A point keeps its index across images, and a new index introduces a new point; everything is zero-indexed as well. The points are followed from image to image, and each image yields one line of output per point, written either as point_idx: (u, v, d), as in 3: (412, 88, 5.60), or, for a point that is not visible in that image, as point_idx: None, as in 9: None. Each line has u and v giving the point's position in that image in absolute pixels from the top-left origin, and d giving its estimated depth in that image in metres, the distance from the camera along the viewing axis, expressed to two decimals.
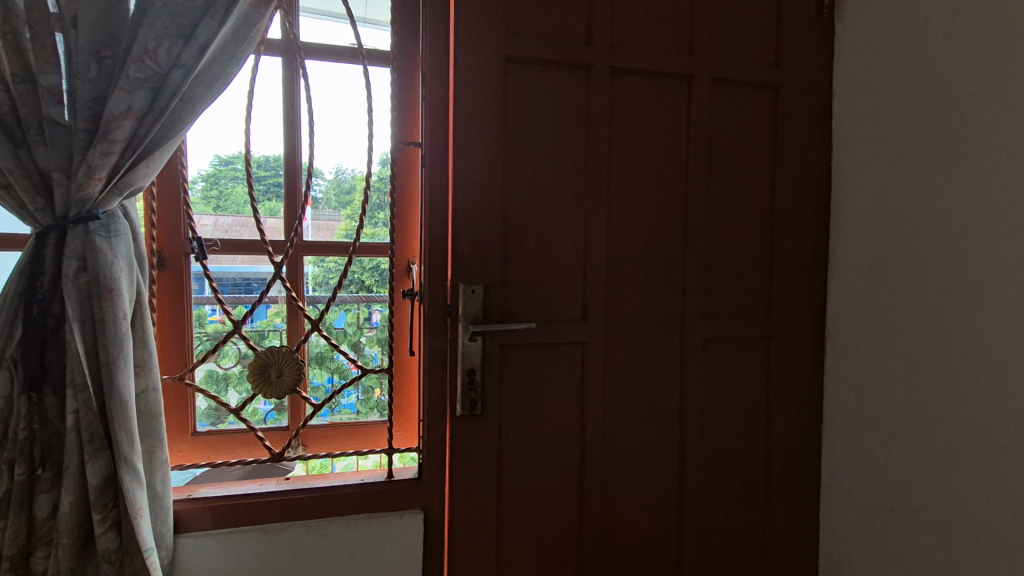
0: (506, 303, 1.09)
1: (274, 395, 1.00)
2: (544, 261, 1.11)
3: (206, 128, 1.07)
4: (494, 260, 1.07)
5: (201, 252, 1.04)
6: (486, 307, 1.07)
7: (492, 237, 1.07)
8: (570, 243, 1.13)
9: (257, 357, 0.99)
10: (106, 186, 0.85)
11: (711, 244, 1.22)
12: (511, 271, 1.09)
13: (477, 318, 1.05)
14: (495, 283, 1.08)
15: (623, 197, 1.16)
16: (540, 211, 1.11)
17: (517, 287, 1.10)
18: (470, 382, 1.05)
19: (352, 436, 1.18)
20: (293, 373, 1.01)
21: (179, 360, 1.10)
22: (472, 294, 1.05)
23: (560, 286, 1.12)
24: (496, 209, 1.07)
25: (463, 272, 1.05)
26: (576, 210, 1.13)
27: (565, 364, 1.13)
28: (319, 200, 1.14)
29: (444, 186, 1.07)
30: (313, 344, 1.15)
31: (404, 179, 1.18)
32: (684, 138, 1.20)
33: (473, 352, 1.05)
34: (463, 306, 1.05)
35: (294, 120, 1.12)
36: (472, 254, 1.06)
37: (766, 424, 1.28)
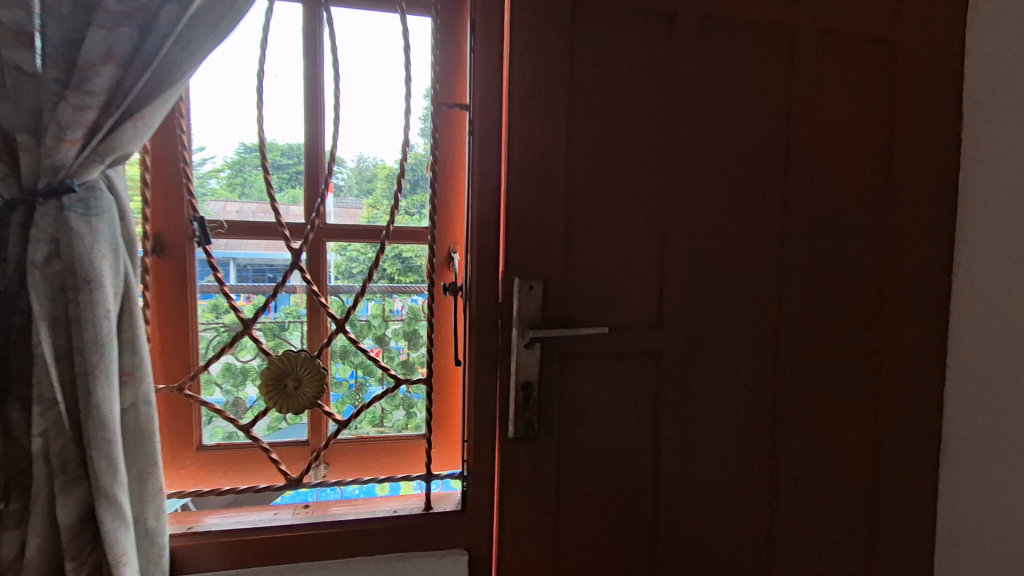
0: (568, 303, 0.89)
1: (289, 410, 0.83)
2: (614, 254, 0.91)
3: (219, 102, 0.91)
4: (555, 252, 0.88)
5: (204, 237, 0.84)
6: (544, 306, 0.88)
7: (553, 223, 0.88)
8: (646, 232, 0.93)
9: (272, 365, 0.81)
10: (84, 151, 0.68)
11: (813, 235, 1.01)
12: (574, 265, 0.90)
13: (534, 321, 0.87)
14: (556, 279, 0.88)
15: (710, 176, 0.95)
16: (610, 192, 0.91)
17: (582, 284, 0.90)
18: (525, 399, 0.87)
19: (385, 455, 1.02)
20: (313, 384, 0.83)
21: (180, 361, 0.94)
22: (528, 291, 0.86)
23: (633, 284, 0.93)
24: (558, 189, 0.88)
25: (517, 265, 0.87)
26: (654, 192, 0.93)
27: (637, 378, 0.94)
28: (343, 186, 0.97)
29: (495, 163, 0.88)
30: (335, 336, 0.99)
31: (445, 157, 0.99)
32: (784, 106, 0.98)
33: (529, 362, 0.87)
34: (517, 304, 0.86)
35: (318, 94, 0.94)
36: (528, 243, 0.87)
37: (873, 451, 1.07)
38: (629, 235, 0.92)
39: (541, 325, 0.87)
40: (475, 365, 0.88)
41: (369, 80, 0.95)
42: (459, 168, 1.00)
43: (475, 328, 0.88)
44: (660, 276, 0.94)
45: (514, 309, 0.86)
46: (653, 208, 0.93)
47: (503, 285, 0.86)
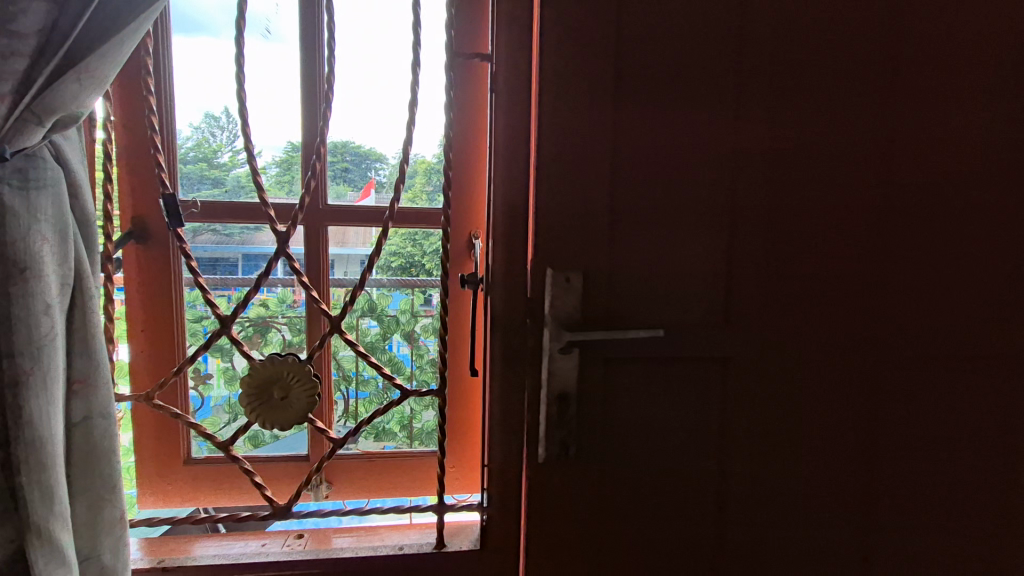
0: (617, 300, 0.71)
1: (275, 427, 0.69)
2: (678, 240, 0.72)
3: (198, 78, 0.83)
4: (600, 237, 0.70)
5: (174, 216, 0.67)
6: (585, 303, 0.70)
7: (597, 200, 0.70)
8: (718, 213, 0.73)
9: (254, 371, 0.68)
10: (11, 110, 0.53)
11: (946, 216, 0.77)
12: (626, 253, 0.71)
13: (573, 321, 0.69)
14: (601, 271, 0.70)
15: (805, 139, 0.74)
16: (675, 161, 0.71)
17: (636, 277, 0.71)
18: (560, 416, 0.71)
19: (395, 474, 0.88)
20: (304, 396, 0.69)
21: (167, 357, 0.82)
22: (564, 283, 0.69)
23: (698, 277, 0.74)
24: (601, 154, 0.69)
25: (552, 253, 0.69)
26: (731, 160, 0.73)
27: (700, 394, 0.75)
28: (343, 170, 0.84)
29: (523, 129, 0.71)
30: (360, 331, 0.90)
31: (463, 125, 0.82)
32: (902, 39, 0.74)
33: (564, 372, 0.70)
34: (550, 299, 0.69)
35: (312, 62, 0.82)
36: (565, 227, 0.69)
37: (1012, 488, 0.83)
38: (696, 215, 0.72)
39: (582, 326, 0.69)
40: (498, 376, 0.72)
41: (372, 42, 0.81)
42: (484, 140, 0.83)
43: (498, 331, 0.71)
44: (733, 268, 0.74)
45: (546, 306, 0.69)
46: (728, 181, 0.73)
47: (533, 277, 0.69)
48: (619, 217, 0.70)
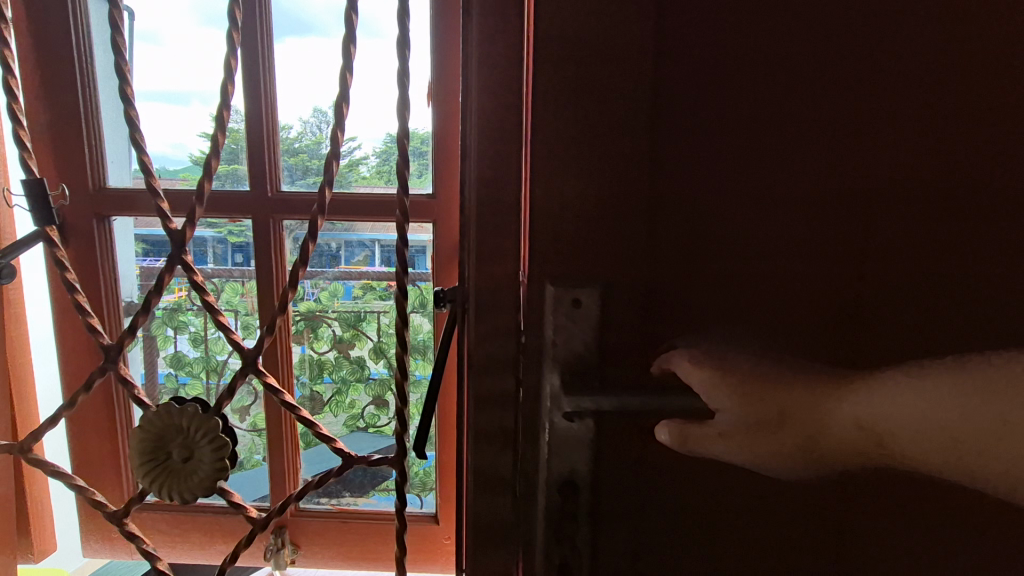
0: (664, 340, 0.45)
1: (176, 497, 0.50)
2: (764, 245, 0.45)
3: (166, 68, 0.80)
4: (638, 241, 0.44)
5: (45, 214, 0.50)
6: (605, 340, 0.45)
7: (637, 183, 0.44)
8: (844, 201, 0.44)
9: (148, 419, 0.49)
10: None
11: None
12: (682, 265, 0.45)
13: (584, 365, 0.45)
14: (638, 293, 0.45)
15: (1014, 77, 0.43)
16: (768, 117, 0.44)
17: (695, 302, 0.45)
18: (563, 512, 0.46)
19: (363, 540, 0.69)
20: (209, 455, 0.49)
21: (89, 359, 0.69)
22: (575, 311, 0.45)
23: (802, 304, 0.46)
24: (631, 114, 0.43)
25: (559, 267, 0.44)
26: (866, 114, 0.44)
27: (808, 494, 0.47)
28: (291, 162, 0.72)
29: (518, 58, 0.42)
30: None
31: (442, 80, 0.63)
32: None
33: (571, 445, 0.46)
34: (553, 334, 0.44)
35: (260, 27, 0.68)
36: (581, 225, 0.44)
37: None
38: (798, 208, 0.45)
39: (598, 376, 0.45)
40: (474, 460, 0.46)
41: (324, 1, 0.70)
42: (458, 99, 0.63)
43: (478, 388, 0.45)
44: (870, 289, 0.45)
45: (546, 343, 0.45)
46: (864, 148, 0.44)
47: (529, 300, 0.44)
48: (669, 209, 0.44)
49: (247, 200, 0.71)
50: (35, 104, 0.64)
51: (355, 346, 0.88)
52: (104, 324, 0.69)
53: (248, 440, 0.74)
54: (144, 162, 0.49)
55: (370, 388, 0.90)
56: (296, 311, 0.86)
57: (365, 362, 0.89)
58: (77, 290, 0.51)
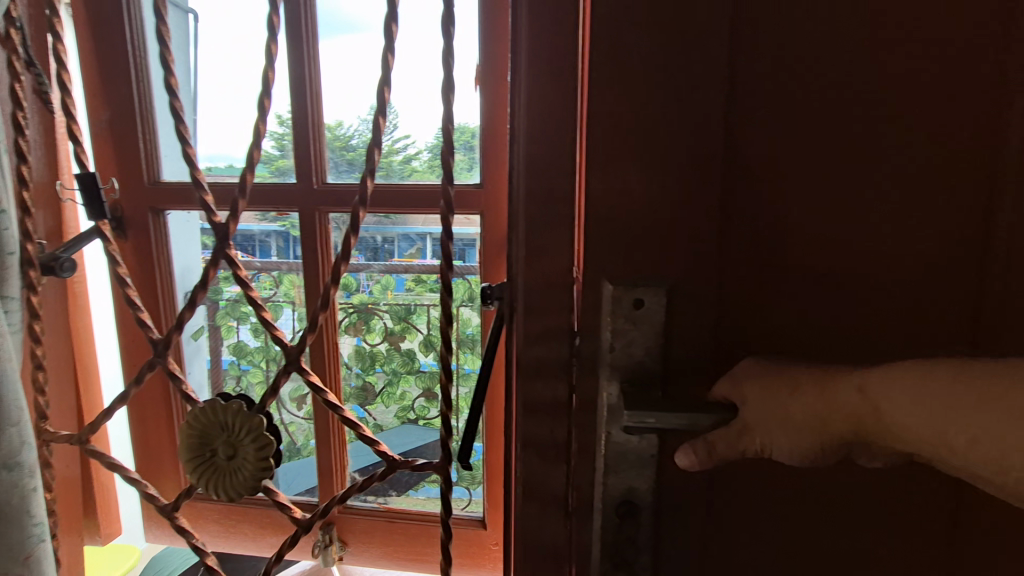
0: (737, 347, 0.40)
1: (223, 495, 0.49)
2: (863, 239, 0.38)
3: (225, 66, 0.80)
4: (710, 234, 0.39)
5: (97, 208, 0.50)
6: (671, 345, 0.40)
7: (711, 168, 0.38)
8: (966, 186, 0.37)
9: (195, 415, 0.49)
10: None
11: None
12: (760, 262, 0.39)
13: (648, 374, 0.40)
14: (708, 293, 0.39)
15: None
16: (871, 88, 0.37)
17: (774, 305, 0.39)
18: (624, 537, 0.41)
19: (410, 540, 0.67)
20: (253, 455, 0.48)
21: (146, 352, 0.70)
22: (637, 314, 0.39)
23: (914, 309, 0.38)
24: (705, 89, 0.37)
25: (618, 264, 0.39)
26: (1001, 78, 0.36)
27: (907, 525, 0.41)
28: (337, 154, 0.71)
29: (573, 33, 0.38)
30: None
31: (490, 63, 0.59)
32: None
33: (631, 463, 0.41)
34: (612, 339, 0.40)
35: (306, 16, 0.67)
36: (644, 217, 0.39)
37: None
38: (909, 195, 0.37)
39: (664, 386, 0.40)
40: (524, 472, 0.43)
41: None
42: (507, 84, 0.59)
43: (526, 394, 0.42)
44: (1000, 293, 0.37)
45: (603, 349, 0.40)
46: (996, 120, 0.36)
47: (584, 301, 0.40)
48: (745, 198, 0.39)
49: (293, 193, 0.70)
50: (97, 99, 0.66)
51: (406, 338, 0.87)
52: (154, 318, 0.71)
53: (298, 431, 0.74)
54: (188, 156, 0.48)
55: (420, 380, 0.88)
56: (349, 304, 0.86)
57: (415, 355, 0.87)
58: (128, 285, 0.51)
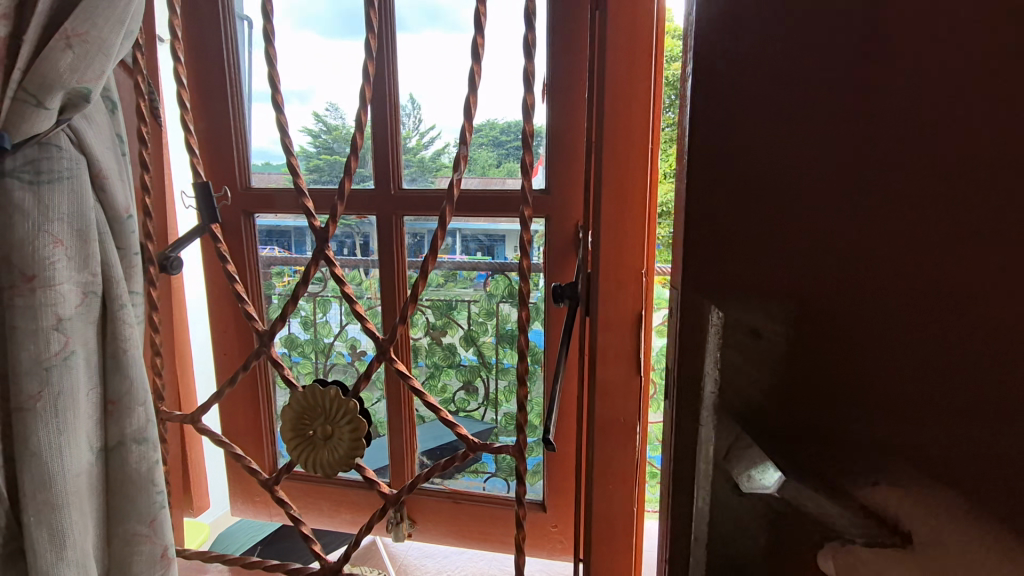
0: (884, 396, 0.30)
1: (320, 471, 0.55)
2: None
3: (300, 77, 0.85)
4: (842, 244, 0.30)
5: (209, 212, 0.56)
6: (791, 387, 0.32)
7: (847, 160, 0.29)
8: None
9: (295, 400, 0.55)
10: (10, 92, 0.45)
11: None
12: (923, 286, 0.29)
13: (762, 418, 0.33)
14: (844, 320, 0.31)
15: None
16: None
17: (948, 337, 0.29)
18: None
19: (478, 520, 0.72)
20: (348, 435, 0.54)
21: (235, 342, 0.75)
22: (751, 347, 0.32)
23: None
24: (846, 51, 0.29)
25: (722, 283, 0.33)
26: None
27: None
28: (412, 161, 0.76)
29: (646, 75, 0.47)
30: (501, 317, 0.89)
31: (560, 77, 0.63)
32: None
33: (739, 522, 0.34)
34: (716, 380, 0.33)
35: (382, 33, 0.71)
36: (755, 222, 0.31)
37: None
38: None
39: (782, 437, 0.32)
40: None
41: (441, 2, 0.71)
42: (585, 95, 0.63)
43: (608, 373, 0.50)
44: None
45: (705, 388, 0.34)
46: None
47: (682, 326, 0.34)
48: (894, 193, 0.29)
49: (372, 198, 0.76)
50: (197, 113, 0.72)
51: (447, 333, 0.91)
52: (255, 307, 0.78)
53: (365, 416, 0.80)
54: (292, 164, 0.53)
55: (461, 373, 0.92)
56: None
57: (456, 349, 0.91)
58: (235, 280, 0.57)
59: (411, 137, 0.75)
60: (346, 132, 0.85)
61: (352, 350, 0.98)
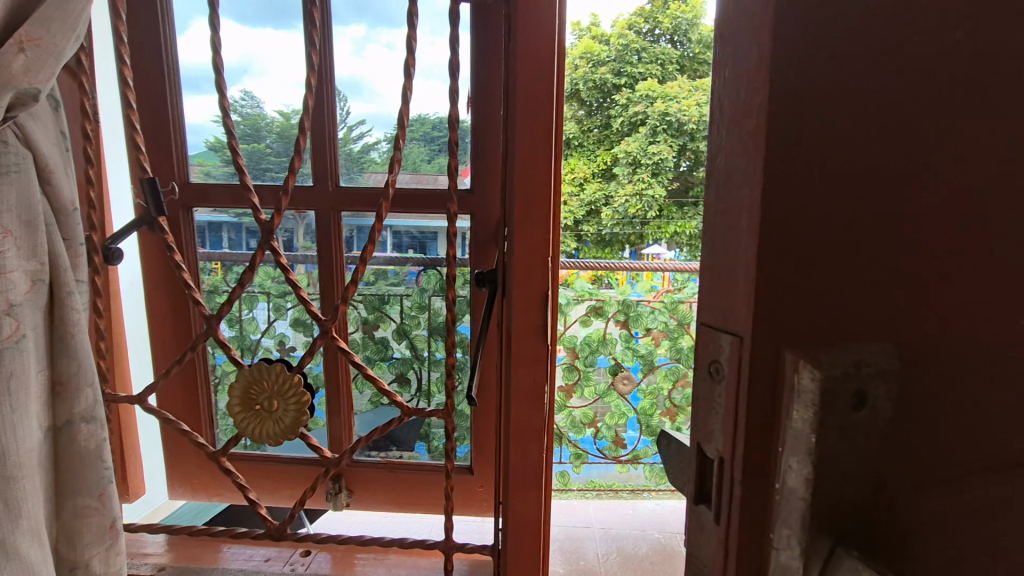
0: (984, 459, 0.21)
1: (266, 439, 0.61)
2: None
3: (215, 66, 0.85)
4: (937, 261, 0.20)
5: (156, 205, 0.60)
6: (886, 460, 0.20)
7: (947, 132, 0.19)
8: None
9: (241, 375, 0.60)
10: None
11: None
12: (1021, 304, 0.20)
13: (863, 536, 0.20)
14: (941, 368, 0.20)
15: None
16: None
17: None
18: None
19: (412, 486, 0.80)
20: (293, 406, 0.60)
21: (172, 331, 0.78)
22: (854, 423, 0.20)
23: None
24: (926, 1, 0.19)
25: (797, 317, 0.20)
26: None
27: None
28: (349, 161, 0.82)
29: (549, 97, 0.56)
30: (433, 311, 0.97)
31: (482, 91, 0.70)
32: None
33: None
34: (806, 488, 0.20)
35: (322, 42, 0.77)
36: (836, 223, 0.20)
37: None
38: None
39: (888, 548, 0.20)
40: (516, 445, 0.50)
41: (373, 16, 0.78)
42: (500, 112, 0.71)
43: (521, 345, 0.59)
44: None
45: (782, 483, 0.20)
46: None
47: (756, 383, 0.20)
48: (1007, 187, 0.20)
49: (314, 194, 0.81)
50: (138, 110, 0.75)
51: (379, 327, 0.98)
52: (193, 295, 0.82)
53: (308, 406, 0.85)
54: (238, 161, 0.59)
55: (393, 366, 0.99)
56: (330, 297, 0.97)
57: (388, 343, 0.99)
58: (182, 268, 0.62)
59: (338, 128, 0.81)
60: (262, 120, 0.86)
61: (279, 346, 1.02)
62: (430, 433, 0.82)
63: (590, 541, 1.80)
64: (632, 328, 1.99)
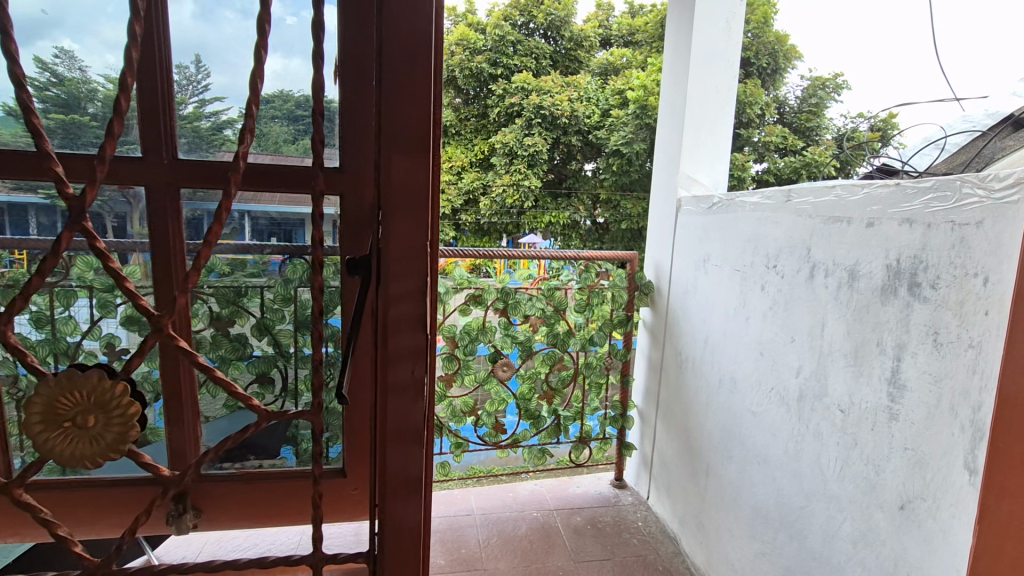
0: None
1: (80, 465, 0.49)
2: None
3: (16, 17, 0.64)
4: None
5: None
6: None
7: None
8: None
9: (40, 387, 0.48)
10: None
11: None
12: None
13: None
14: None
15: None
16: None
17: None
18: None
19: (274, 495, 0.72)
20: (117, 421, 0.50)
21: None
22: None
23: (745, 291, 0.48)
24: None
25: None
26: None
27: None
28: (189, 132, 0.67)
29: (426, 76, 0.52)
30: (301, 304, 0.86)
31: (350, 60, 0.64)
32: None
33: None
34: None
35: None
36: None
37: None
38: None
39: None
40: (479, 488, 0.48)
41: None
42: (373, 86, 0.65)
43: (399, 340, 0.55)
44: None
45: None
46: None
47: None
48: None
49: (144, 169, 0.65)
50: None
51: (236, 323, 0.85)
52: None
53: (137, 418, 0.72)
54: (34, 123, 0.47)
55: (252, 366, 0.88)
56: None
57: (246, 340, 0.86)
58: None
59: (188, 104, 0.66)
60: (82, 87, 0.64)
61: (106, 350, 0.83)
62: (297, 435, 0.74)
63: (472, 528, 1.86)
64: (511, 316, 2.01)
